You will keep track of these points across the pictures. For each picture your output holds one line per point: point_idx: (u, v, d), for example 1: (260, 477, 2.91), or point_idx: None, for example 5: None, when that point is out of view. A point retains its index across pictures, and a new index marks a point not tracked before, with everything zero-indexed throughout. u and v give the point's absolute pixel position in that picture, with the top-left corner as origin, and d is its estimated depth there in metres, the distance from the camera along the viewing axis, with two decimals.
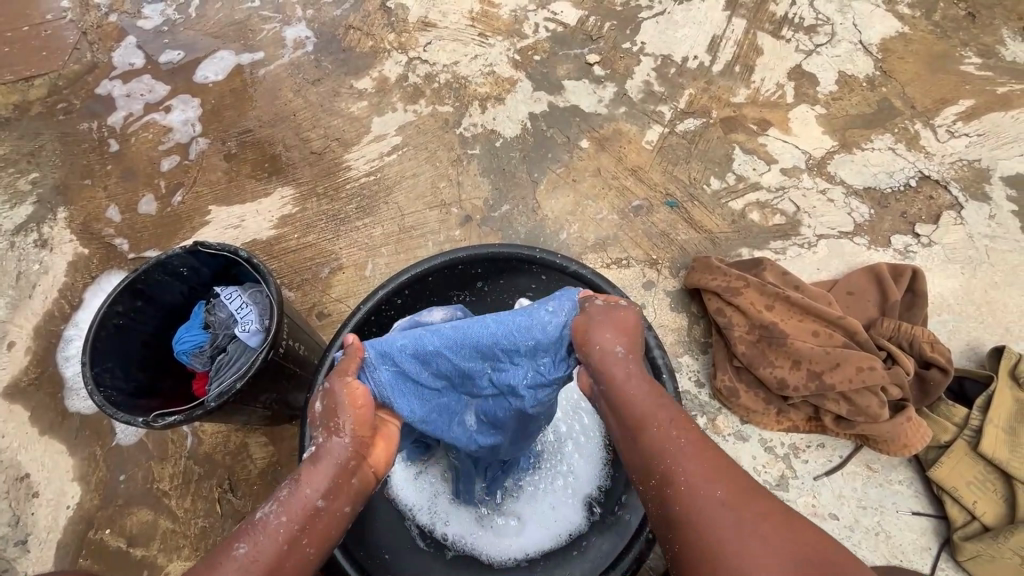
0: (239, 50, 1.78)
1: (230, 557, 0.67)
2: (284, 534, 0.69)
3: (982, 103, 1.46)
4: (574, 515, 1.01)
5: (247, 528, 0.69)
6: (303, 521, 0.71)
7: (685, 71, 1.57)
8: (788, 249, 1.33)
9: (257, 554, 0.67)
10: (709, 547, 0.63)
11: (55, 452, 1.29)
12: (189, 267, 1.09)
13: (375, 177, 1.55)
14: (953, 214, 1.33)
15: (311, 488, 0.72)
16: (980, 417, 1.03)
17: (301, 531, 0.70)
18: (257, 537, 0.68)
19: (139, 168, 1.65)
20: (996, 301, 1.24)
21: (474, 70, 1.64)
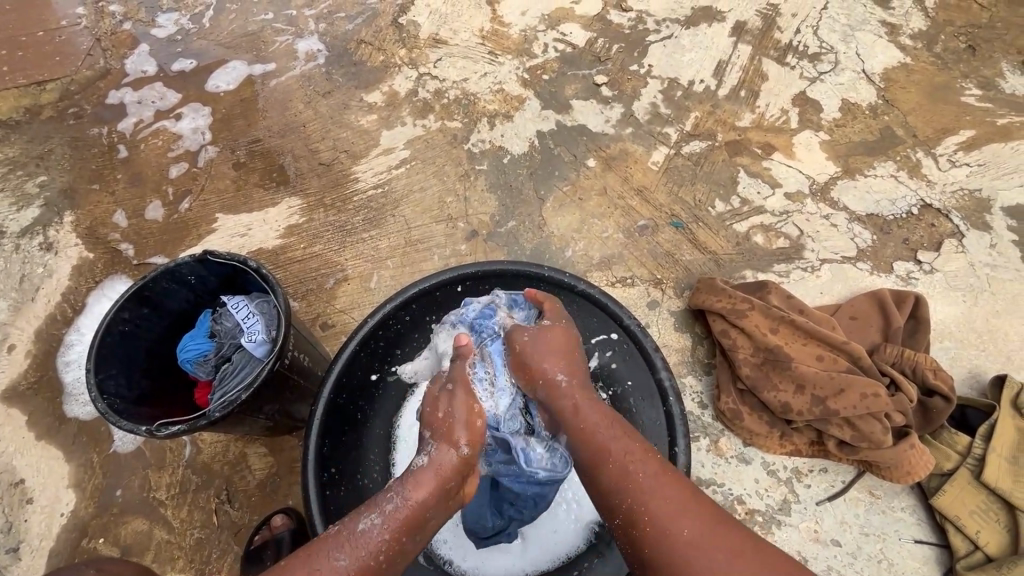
0: (251, 61, 1.80)
1: (331, 565, 0.67)
2: (383, 547, 0.69)
3: (982, 134, 1.49)
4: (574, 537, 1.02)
5: (346, 540, 0.69)
6: (399, 534, 0.70)
7: (691, 94, 1.59)
8: (792, 272, 1.34)
9: (356, 563, 0.68)
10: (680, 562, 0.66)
11: (52, 458, 1.27)
12: (197, 276, 1.09)
13: (383, 189, 1.56)
14: (954, 242, 1.35)
15: (408, 509, 0.72)
16: (983, 446, 1.03)
17: (400, 544, 0.70)
18: (357, 548, 0.68)
19: (147, 175, 1.65)
20: (998, 330, 1.25)
21: (483, 87, 1.66)
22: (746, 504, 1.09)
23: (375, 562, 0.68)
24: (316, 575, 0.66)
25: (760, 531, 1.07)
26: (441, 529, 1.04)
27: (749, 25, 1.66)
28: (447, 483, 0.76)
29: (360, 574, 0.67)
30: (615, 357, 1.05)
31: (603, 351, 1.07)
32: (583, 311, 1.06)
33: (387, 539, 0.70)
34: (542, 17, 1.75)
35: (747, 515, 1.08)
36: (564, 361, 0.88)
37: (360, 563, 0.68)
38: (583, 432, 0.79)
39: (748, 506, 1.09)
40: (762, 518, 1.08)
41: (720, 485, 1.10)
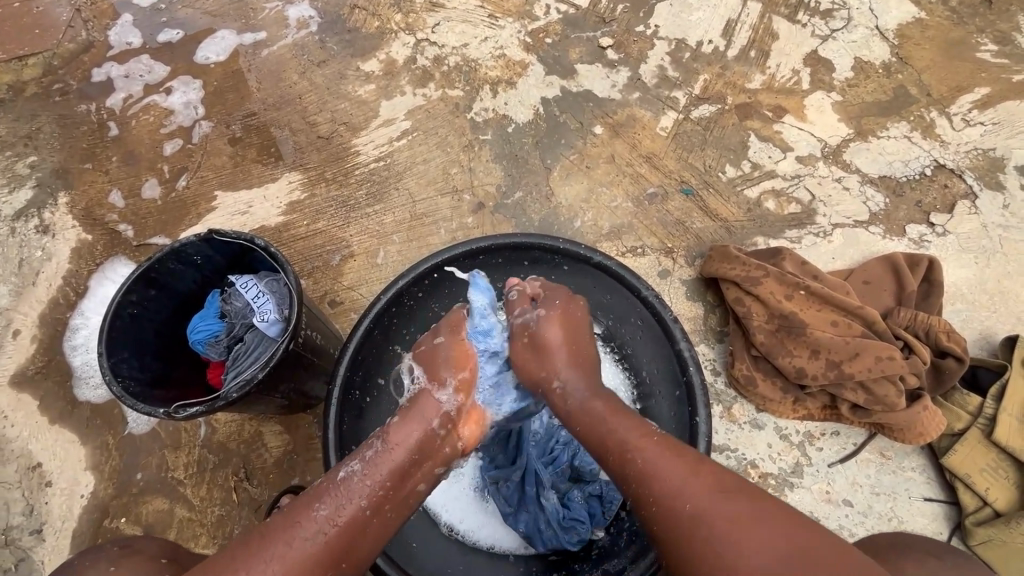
0: (240, 30, 1.73)
1: (311, 515, 0.72)
2: (367, 496, 0.75)
3: (998, 92, 1.45)
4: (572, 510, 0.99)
5: (330, 491, 0.75)
6: (384, 489, 0.76)
7: (699, 56, 1.54)
8: (804, 238, 1.33)
9: (338, 515, 0.73)
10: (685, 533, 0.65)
11: (67, 441, 1.27)
12: (203, 256, 1.06)
13: (385, 162, 1.52)
14: (967, 203, 1.34)
15: (395, 459, 0.78)
16: (994, 406, 1.04)
17: (384, 496, 0.76)
18: (342, 502, 0.74)
19: (141, 153, 1.61)
20: (1009, 291, 1.25)
21: (484, 52, 1.60)
22: (759, 467, 1.11)
23: (360, 512, 0.74)
24: (297, 526, 0.71)
25: (773, 493, 1.09)
26: (449, 501, 1.04)
27: None
28: (433, 434, 0.82)
29: (343, 527, 0.72)
30: (630, 330, 1.06)
31: (617, 323, 1.08)
32: (599, 282, 1.05)
33: (369, 489, 0.75)
34: None
35: (760, 478, 1.10)
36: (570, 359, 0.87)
37: (342, 514, 0.73)
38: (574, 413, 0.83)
39: (761, 470, 1.11)
40: (775, 481, 1.10)
41: (733, 450, 1.12)
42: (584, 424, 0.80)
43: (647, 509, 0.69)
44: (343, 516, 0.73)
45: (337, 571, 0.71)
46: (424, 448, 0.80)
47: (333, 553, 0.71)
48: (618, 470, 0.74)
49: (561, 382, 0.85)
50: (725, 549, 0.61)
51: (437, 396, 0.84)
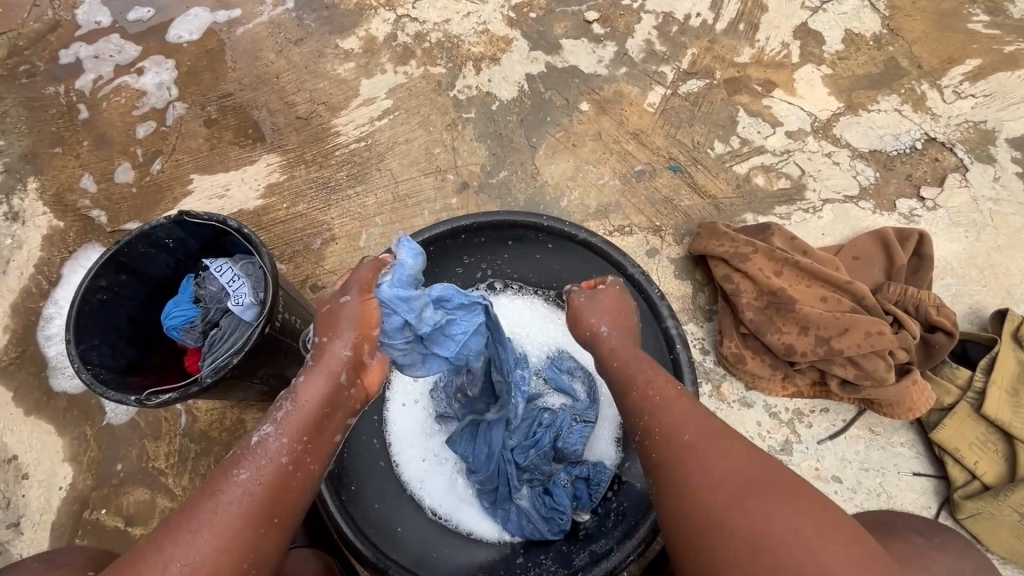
0: (213, 7, 1.66)
1: (231, 482, 0.66)
2: (286, 453, 0.69)
3: (989, 63, 1.43)
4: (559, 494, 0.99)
5: (246, 454, 0.68)
6: (302, 443, 0.70)
7: (687, 29, 1.50)
8: (793, 214, 1.31)
9: (258, 478, 0.67)
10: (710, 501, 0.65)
11: (44, 432, 1.24)
12: (175, 239, 1.02)
13: (366, 143, 1.48)
14: (958, 177, 1.32)
15: (305, 413, 0.71)
16: (983, 379, 1.03)
17: (303, 450, 0.70)
18: (261, 463, 0.68)
19: (113, 136, 1.55)
20: (999, 265, 1.24)
21: (466, 28, 1.55)
22: None
23: (281, 467, 0.69)
24: (219, 495, 0.65)
25: None
26: (432, 485, 1.01)
27: None
28: (339, 383, 0.73)
29: (267, 486, 0.67)
30: None
31: None
32: (583, 260, 1.03)
33: (287, 445, 0.69)
34: None
35: None
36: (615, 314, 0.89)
37: (262, 477, 0.67)
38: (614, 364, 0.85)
39: None
40: None
41: None
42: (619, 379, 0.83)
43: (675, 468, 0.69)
44: (263, 474, 0.67)
45: (266, 529, 0.66)
46: (331, 398, 0.72)
47: (260, 513, 0.66)
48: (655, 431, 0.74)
49: (607, 330, 0.87)
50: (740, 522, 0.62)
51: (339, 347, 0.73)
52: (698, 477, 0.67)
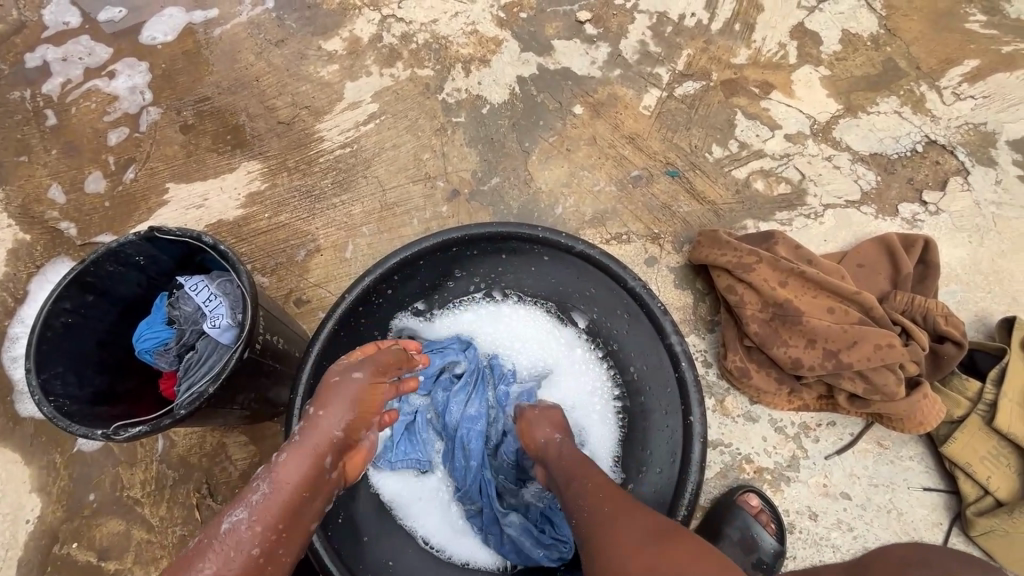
0: (188, 7, 1.59)
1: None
2: (260, 542, 0.63)
3: (987, 64, 1.41)
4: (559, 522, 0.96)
5: (215, 543, 0.62)
6: (278, 531, 0.65)
7: (682, 29, 1.46)
8: (794, 220, 1.27)
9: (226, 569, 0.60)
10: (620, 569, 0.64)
11: (9, 461, 1.17)
12: (146, 256, 0.95)
13: (351, 149, 1.42)
14: (960, 180, 1.29)
15: (283, 500, 0.66)
16: (994, 391, 1.00)
17: (279, 538, 0.65)
18: (231, 556, 0.61)
19: (83, 143, 1.47)
20: (1003, 271, 1.21)
21: (455, 29, 1.50)
22: (754, 462, 1.06)
23: (250, 559, 0.62)
24: None
25: (769, 489, 1.05)
26: (425, 512, 0.96)
27: None
28: (322, 466, 0.70)
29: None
30: (618, 324, 0.99)
31: (602, 315, 1.01)
32: (582, 272, 0.98)
33: (260, 533, 0.63)
34: None
35: (755, 473, 1.05)
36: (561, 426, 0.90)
37: (229, 571, 0.61)
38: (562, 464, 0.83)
39: (756, 465, 1.06)
40: (770, 476, 1.05)
41: (727, 445, 1.07)
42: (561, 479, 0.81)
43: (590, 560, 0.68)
44: (235, 568, 0.61)
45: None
46: (312, 483, 0.69)
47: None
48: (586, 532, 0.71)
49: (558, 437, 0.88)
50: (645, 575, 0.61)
51: (316, 419, 0.72)
52: (617, 551, 0.65)
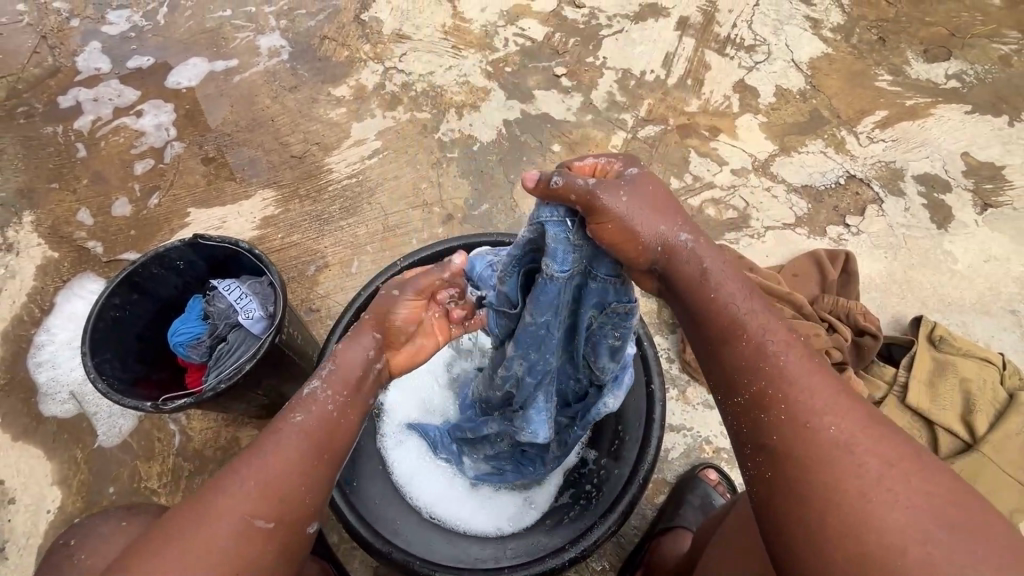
0: (212, 58, 1.80)
1: (288, 424, 0.71)
2: (333, 405, 0.73)
3: (895, 114, 1.69)
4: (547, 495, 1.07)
5: (296, 401, 0.73)
6: (346, 395, 0.75)
7: (643, 83, 1.72)
8: (740, 239, 1.50)
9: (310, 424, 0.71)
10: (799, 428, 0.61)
11: (32, 457, 1.25)
12: (185, 261, 1.10)
13: (358, 179, 1.61)
14: (875, 208, 1.54)
15: (347, 370, 0.75)
16: (906, 375, 1.21)
17: (347, 401, 0.75)
18: (310, 408, 0.73)
19: (110, 171, 1.63)
20: (915, 280, 1.45)
21: (449, 79, 1.74)
22: (713, 443, 1.23)
23: (327, 416, 0.73)
24: (274, 435, 0.70)
25: (726, 465, 1.22)
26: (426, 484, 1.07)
27: (692, 20, 1.81)
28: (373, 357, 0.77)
29: (318, 425, 0.72)
30: None
31: None
32: None
33: (335, 397, 0.74)
34: (502, 13, 1.83)
35: (713, 452, 1.22)
36: (657, 210, 0.69)
37: (314, 426, 0.72)
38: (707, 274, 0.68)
39: (715, 445, 1.23)
40: (726, 454, 1.22)
41: (690, 429, 1.24)
42: (688, 287, 0.69)
43: (770, 413, 0.63)
44: (315, 417, 0.72)
45: (320, 463, 0.71)
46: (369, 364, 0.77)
47: (311, 452, 0.70)
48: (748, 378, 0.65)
49: (688, 236, 0.69)
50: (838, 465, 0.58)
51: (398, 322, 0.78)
52: (834, 455, 0.58)
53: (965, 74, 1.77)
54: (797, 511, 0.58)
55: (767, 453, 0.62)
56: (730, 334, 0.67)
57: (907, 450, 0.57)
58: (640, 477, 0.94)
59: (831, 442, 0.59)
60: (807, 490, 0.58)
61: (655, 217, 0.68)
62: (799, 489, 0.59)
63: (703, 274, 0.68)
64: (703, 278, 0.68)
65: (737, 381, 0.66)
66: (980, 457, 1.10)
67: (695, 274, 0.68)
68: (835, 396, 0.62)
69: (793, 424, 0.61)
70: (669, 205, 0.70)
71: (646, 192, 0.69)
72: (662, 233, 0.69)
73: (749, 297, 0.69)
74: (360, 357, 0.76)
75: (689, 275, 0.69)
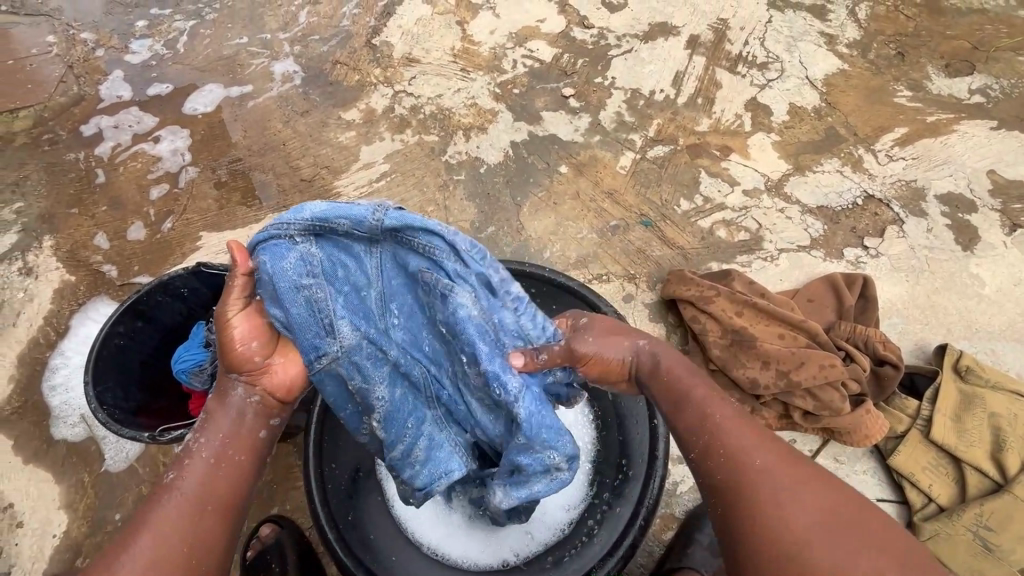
0: (227, 84, 1.85)
1: (166, 483, 0.80)
2: (206, 457, 0.83)
3: (915, 131, 1.64)
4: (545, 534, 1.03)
5: (175, 459, 0.83)
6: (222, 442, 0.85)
7: (652, 103, 1.70)
8: (753, 262, 1.45)
9: (183, 475, 0.80)
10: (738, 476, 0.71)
11: (41, 480, 1.27)
12: (190, 288, 1.12)
13: (365, 203, 1.61)
14: (896, 229, 1.49)
15: (221, 423, 0.87)
16: (930, 408, 1.15)
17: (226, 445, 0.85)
18: (185, 462, 0.82)
19: (127, 196, 1.67)
20: (939, 305, 1.39)
21: (457, 102, 1.74)
22: None
23: (207, 463, 0.83)
24: (158, 498, 0.78)
25: None
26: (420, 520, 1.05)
27: (702, 39, 1.79)
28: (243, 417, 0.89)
29: (198, 481, 0.80)
30: None
31: None
32: (563, 305, 1.14)
33: (208, 448, 0.84)
34: (510, 35, 1.84)
35: None
36: (624, 334, 0.92)
37: (194, 474, 0.81)
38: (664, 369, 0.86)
39: None
40: None
41: None
42: (660, 387, 0.85)
43: (714, 459, 0.74)
44: (190, 469, 0.81)
45: (202, 513, 0.78)
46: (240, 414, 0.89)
47: (198, 500, 0.78)
48: (702, 450, 0.76)
49: (644, 340, 0.91)
50: (781, 507, 0.66)
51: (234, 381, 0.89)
52: (775, 496, 0.67)
53: (990, 89, 1.70)
54: (751, 539, 0.66)
55: (720, 494, 0.72)
56: (678, 408, 0.81)
57: (848, 508, 0.65)
58: (641, 518, 0.91)
59: (763, 474, 0.70)
60: (739, 511, 0.69)
61: (623, 339, 0.91)
62: (739, 517, 0.68)
63: (655, 368, 0.88)
64: (656, 370, 0.87)
65: (688, 439, 0.78)
66: (1011, 499, 1.04)
67: (658, 368, 0.87)
68: (776, 454, 0.72)
69: (730, 465, 0.72)
70: (620, 329, 0.92)
71: (602, 327, 0.92)
72: (631, 351, 0.90)
73: (697, 377, 0.84)
74: (217, 417, 0.87)
75: (653, 375, 0.87)
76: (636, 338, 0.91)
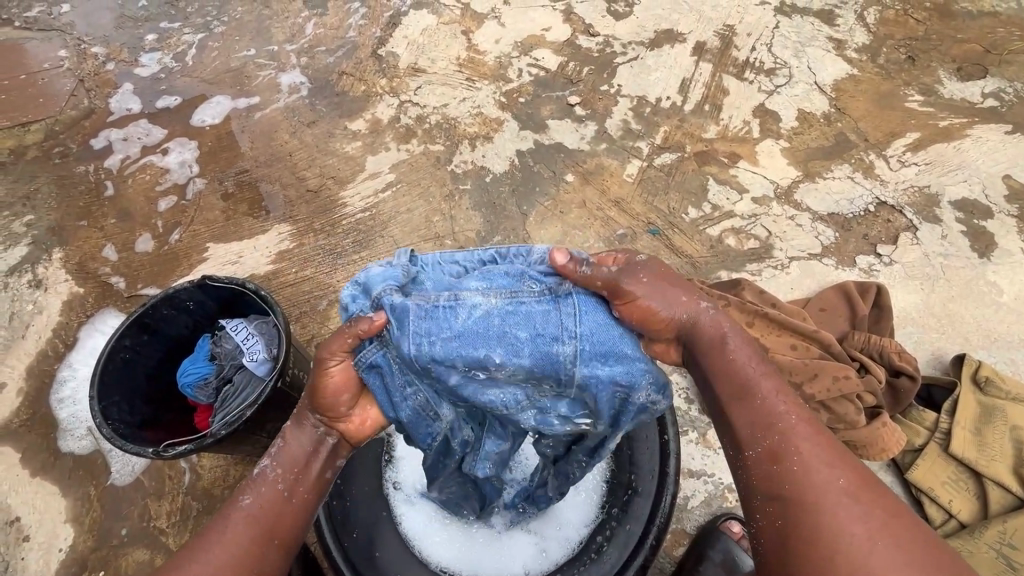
0: (234, 95, 1.86)
1: (235, 507, 0.72)
2: (277, 487, 0.74)
3: (927, 136, 1.61)
4: (556, 553, 1.01)
5: (247, 483, 0.74)
6: (295, 471, 0.75)
7: (659, 110, 1.69)
8: (763, 271, 1.43)
9: (256, 502, 0.72)
10: (806, 487, 0.63)
11: (48, 494, 1.27)
12: (195, 301, 1.11)
13: (371, 213, 1.61)
14: (909, 235, 1.46)
15: (295, 449, 0.77)
16: (948, 420, 1.13)
17: (296, 478, 0.75)
18: (260, 490, 0.73)
19: (136, 208, 1.68)
20: (955, 314, 1.36)
21: (462, 111, 1.74)
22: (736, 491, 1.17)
23: (277, 495, 0.73)
24: (224, 522, 0.70)
25: None
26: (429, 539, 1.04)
27: (709, 45, 1.78)
28: (313, 449, 0.77)
29: (264, 515, 0.71)
30: None
31: None
32: None
33: (280, 478, 0.74)
34: (515, 44, 1.84)
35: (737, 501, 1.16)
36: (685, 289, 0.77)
37: (261, 505, 0.72)
38: (718, 346, 0.74)
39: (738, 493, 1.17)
40: None
41: (710, 475, 1.18)
42: (711, 357, 0.74)
43: (786, 465, 0.65)
44: (260, 499, 0.72)
45: (268, 548, 0.70)
46: (316, 444, 0.78)
47: (261, 535, 0.70)
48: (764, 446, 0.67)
49: (710, 305, 0.76)
50: (851, 530, 0.59)
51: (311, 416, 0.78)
52: (846, 517, 0.60)
53: (1004, 92, 1.68)
54: (807, 556, 0.59)
55: (778, 502, 0.64)
56: (746, 397, 0.71)
57: (926, 542, 0.58)
58: (651, 539, 0.91)
59: (831, 489, 0.62)
60: (798, 528, 0.61)
61: (672, 290, 0.76)
62: (801, 534, 0.60)
63: (722, 342, 0.74)
64: (720, 343, 0.74)
65: (749, 437, 0.69)
66: None
67: (719, 342, 0.74)
68: (853, 474, 0.64)
69: (800, 471, 0.64)
70: (681, 282, 0.78)
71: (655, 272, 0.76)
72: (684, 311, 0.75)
73: (764, 365, 0.74)
74: (289, 449, 0.77)
75: (706, 347, 0.74)
76: (696, 301, 0.76)
